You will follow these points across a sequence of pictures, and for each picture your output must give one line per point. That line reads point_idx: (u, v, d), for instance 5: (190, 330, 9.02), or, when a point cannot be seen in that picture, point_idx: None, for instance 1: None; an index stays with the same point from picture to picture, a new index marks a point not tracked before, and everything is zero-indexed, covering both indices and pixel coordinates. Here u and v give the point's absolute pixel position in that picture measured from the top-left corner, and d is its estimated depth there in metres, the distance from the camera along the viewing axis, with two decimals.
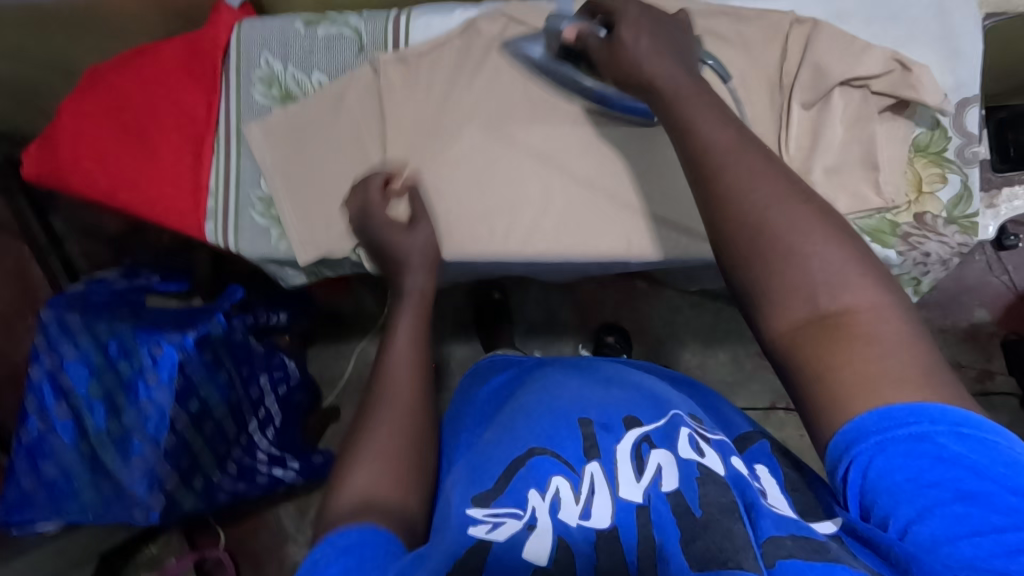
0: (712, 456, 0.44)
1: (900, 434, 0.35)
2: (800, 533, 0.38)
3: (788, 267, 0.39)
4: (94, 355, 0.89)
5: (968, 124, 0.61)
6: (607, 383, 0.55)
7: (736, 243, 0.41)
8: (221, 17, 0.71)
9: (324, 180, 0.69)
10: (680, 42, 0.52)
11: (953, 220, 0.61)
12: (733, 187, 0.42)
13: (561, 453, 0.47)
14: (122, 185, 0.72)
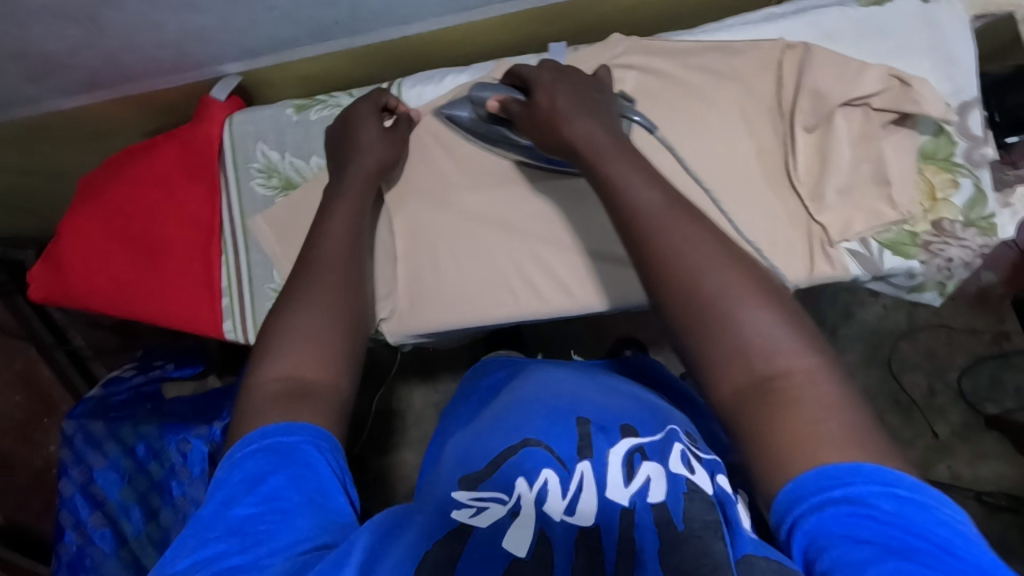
0: (702, 473, 0.45)
1: (837, 499, 0.34)
2: (775, 556, 0.37)
3: (724, 336, 0.41)
4: (123, 460, 0.88)
5: (973, 127, 0.61)
6: (606, 390, 0.55)
7: (674, 309, 0.42)
8: (212, 113, 0.71)
9: (298, 219, 0.69)
10: (601, 101, 0.54)
11: (971, 223, 0.61)
12: (666, 250, 0.43)
13: (554, 447, 0.46)
14: (135, 295, 0.71)
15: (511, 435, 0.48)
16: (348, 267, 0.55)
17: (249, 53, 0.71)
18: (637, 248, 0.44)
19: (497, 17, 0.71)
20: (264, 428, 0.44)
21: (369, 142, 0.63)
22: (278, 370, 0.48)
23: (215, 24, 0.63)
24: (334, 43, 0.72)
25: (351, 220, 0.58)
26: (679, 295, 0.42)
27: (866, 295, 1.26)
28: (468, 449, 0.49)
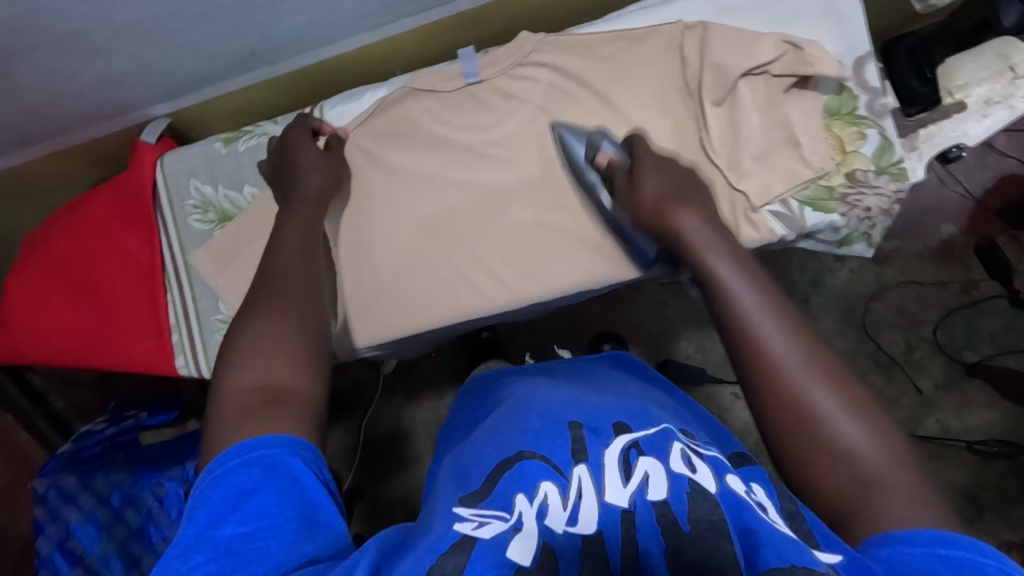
0: (704, 472, 0.44)
1: (915, 552, 0.36)
2: (801, 562, 0.36)
3: (826, 439, 0.43)
4: (100, 511, 0.87)
5: (869, 78, 0.63)
6: (597, 393, 0.56)
7: (781, 415, 0.45)
8: (142, 155, 0.72)
9: (250, 251, 0.70)
10: (699, 192, 0.60)
11: (882, 170, 0.63)
12: (775, 359, 0.46)
13: (550, 456, 0.48)
14: (84, 343, 0.72)
15: (505, 450, 0.50)
16: (308, 279, 0.54)
17: (174, 92, 0.73)
18: (746, 349, 0.48)
19: (410, 31, 0.73)
20: (242, 443, 0.42)
21: (309, 168, 0.64)
22: (249, 379, 0.46)
23: (132, 66, 0.65)
24: (256, 74, 0.73)
25: (304, 230, 0.58)
26: (782, 400, 0.45)
27: (832, 261, 1.28)
28: (468, 465, 0.51)
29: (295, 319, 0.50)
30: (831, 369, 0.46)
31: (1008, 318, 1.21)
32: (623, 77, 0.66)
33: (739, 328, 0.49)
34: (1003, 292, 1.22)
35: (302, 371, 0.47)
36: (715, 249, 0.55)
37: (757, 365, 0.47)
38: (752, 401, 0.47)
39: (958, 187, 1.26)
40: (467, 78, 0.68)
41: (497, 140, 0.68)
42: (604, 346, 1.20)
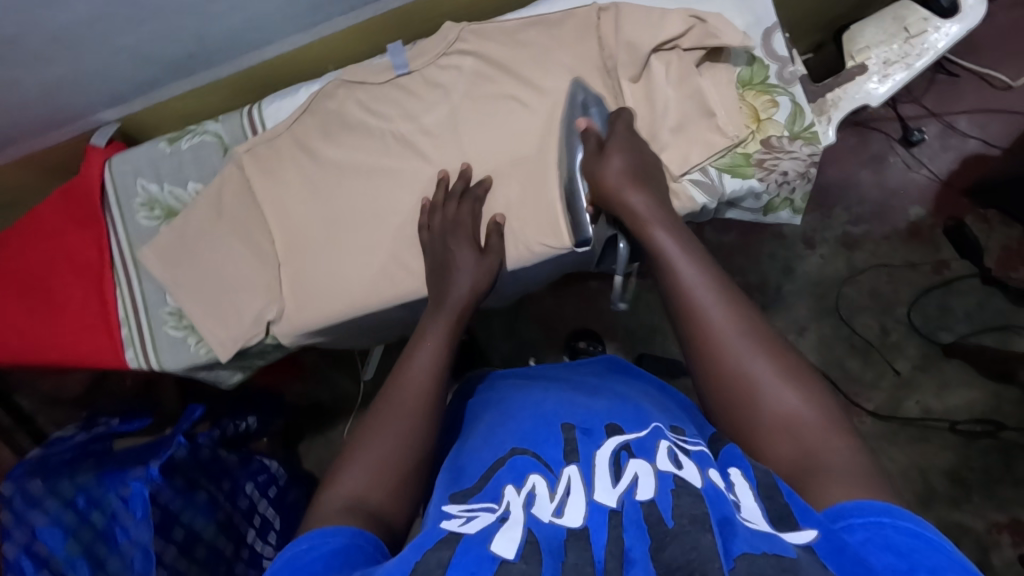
0: (689, 468, 0.44)
1: (881, 521, 0.39)
2: (772, 550, 0.35)
3: (762, 402, 0.48)
4: (65, 514, 0.88)
5: (777, 49, 0.66)
6: (591, 397, 0.64)
7: (730, 395, 0.50)
8: (91, 158, 0.75)
9: (221, 260, 0.72)
10: (663, 191, 0.62)
11: (796, 136, 0.65)
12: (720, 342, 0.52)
13: (541, 455, 0.53)
14: (35, 342, 0.74)
15: (500, 450, 0.56)
16: (430, 405, 0.57)
17: (121, 98, 0.76)
18: (695, 337, 0.53)
19: (345, 29, 0.76)
20: (316, 531, 0.45)
21: (461, 274, 0.64)
22: (344, 492, 0.49)
23: (73, 72, 0.68)
24: (198, 76, 0.76)
25: (438, 357, 0.60)
26: (729, 380, 0.50)
27: (802, 248, 1.30)
28: (462, 465, 0.57)
29: (409, 444, 0.53)
30: (761, 339, 0.51)
31: (982, 297, 1.23)
32: (547, 60, 0.68)
33: (682, 307, 0.55)
34: (975, 272, 1.23)
35: (386, 485, 0.50)
36: (657, 222, 0.59)
37: (699, 340, 0.53)
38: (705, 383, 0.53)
39: (922, 169, 1.29)
40: (398, 69, 0.71)
41: (429, 128, 0.70)
42: None
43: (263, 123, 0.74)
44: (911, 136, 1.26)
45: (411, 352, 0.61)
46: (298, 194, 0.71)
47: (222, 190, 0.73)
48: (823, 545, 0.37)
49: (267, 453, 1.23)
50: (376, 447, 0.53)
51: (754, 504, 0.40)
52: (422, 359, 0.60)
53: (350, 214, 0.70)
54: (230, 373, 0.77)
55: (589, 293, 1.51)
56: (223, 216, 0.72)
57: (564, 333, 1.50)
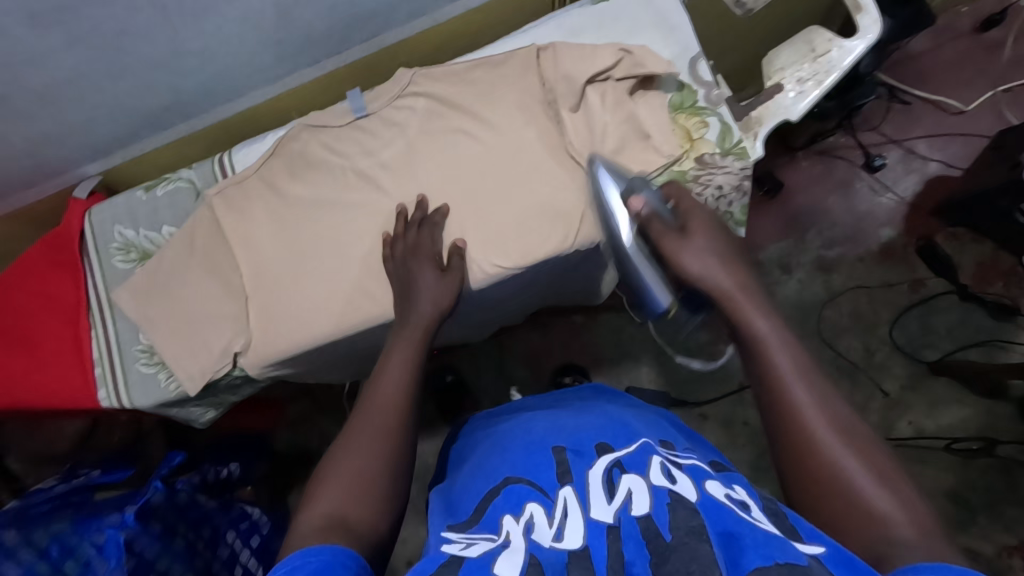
0: (684, 482, 0.44)
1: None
2: (783, 560, 0.36)
3: (841, 504, 0.45)
4: (37, 564, 0.87)
5: (703, 75, 0.71)
6: (578, 413, 0.63)
7: (802, 477, 0.48)
8: (73, 209, 0.80)
9: (204, 300, 0.75)
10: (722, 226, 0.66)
11: (727, 152, 0.69)
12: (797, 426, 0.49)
13: (537, 480, 0.52)
14: (10, 384, 0.76)
15: (494, 479, 0.55)
16: (400, 416, 0.58)
17: (102, 151, 0.82)
18: (771, 413, 0.52)
19: (310, 80, 0.83)
20: (309, 547, 0.45)
21: (425, 304, 0.67)
22: (322, 509, 0.50)
23: (55, 127, 0.74)
24: (175, 130, 0.83)
25: (407, 372, 0.62)
26: (806, 462, 0.48)
27: (779, 273, 1.32)
28: (458, 499, 0.56)
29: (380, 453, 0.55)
30: (857, 436, 0.48)
31: (963, 314, 1.24)
32: (494, 97, 0.74)
33: (766, 386, 0.53)
34: (952, 288, 1.25)
35: (362, 501, 0.51)
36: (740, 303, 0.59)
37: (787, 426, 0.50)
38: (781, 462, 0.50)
39: (889, 193, 1.33)
40: (355, 112, 0.77)
41: (390, 164, 0.75)
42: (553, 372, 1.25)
43: (233, 167, 0.80)
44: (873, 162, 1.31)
45: (380, 373, 0.62)
46: (265, 232, 0.75)
47: (194, 231, 0.77)
48: (830, 557, 0.38)
49: (250, 501, 1.23)
50: (354, 460, 0.54)
51: (760, 518, 0.41)
52: (392, 375, 0.62)
53: (314, 247, 0.74)
54: (201, 410, 0.80)
55: (572, 328, 1.54)
56: (196, 255, 0.76)
57: (550, 370, 1.51)
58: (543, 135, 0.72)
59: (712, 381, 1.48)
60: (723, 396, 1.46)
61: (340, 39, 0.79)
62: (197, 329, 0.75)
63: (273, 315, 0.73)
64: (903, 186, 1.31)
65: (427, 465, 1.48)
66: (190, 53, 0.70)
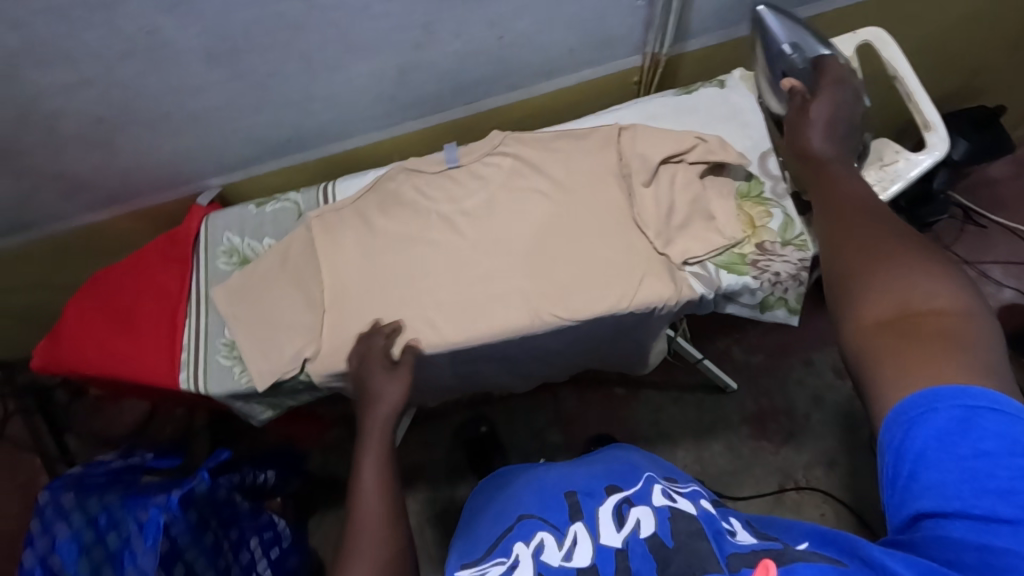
0: (684, 502, 0.55)
1: (946, 405, 0.40)
2: (761, 548, 0.48)
3: (870, 287, 0.49)
4: (85, 531, 0.94)
5: (772, 168, 0.77)
6: (588, 462, 0.66)
7: (849, 261, 0.52)
8: (193, 213, 0.91)
9: (284, 310, 0.83)
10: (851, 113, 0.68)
11: (787, 242, 0.73)
12: (855, 229, 0.54)
13: (548, 517, 0.57)
14: (107, 357, 0.85)
15: (508, 520, 0.59)
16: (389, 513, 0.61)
17: (227, 169, 0.94)
18: (831, 219, 0.57)
19: (413, 132, 0.94)
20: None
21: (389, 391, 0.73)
22: None
23: (196, 144, 0.86)
24: (290, 158, 0.94)
25: (379, 469, 0.65)
26: (857, 248, 0.52)
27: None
28: (474, 539, 0.61)
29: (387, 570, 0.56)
30: (915, 238, 0.51)
31: None
32: (572, 165, 0.81)
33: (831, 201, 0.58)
34: None
35: None
36: (836, 157, 0.64)
37: (834, 226, 0.56)
38: (830, 253, 0.54)
39: None
40: (449, 162, 0.86)
41: (472, 211, 0.83)
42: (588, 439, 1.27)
43: (334, 195, 0.90)
44: None
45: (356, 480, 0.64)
46: (351, 256, 0.82)
47: (289, 245, 0.85)
48: (815, 542, 0.46)
49: (276, 511, 1.27)
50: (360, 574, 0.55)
51: (744, 530, 0.52)
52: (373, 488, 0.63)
53: (394, 276, 0.81)
54: (261, 409, 0.86)
55: (611, 400, 1.54)
56: (286, 268, 0.85)
57: (584, 438, 1.51)
58: (612, 205, 0.78)
59: (749, 477, 1.43)
60: (760, 494, 1.41)
61: (445, 101, 0.90)
62: (274, 333, 0.82)
63: (346, 333, 0.79)
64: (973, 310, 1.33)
65: (449, 511, 1.47)
66: (320, 97, 0.82)
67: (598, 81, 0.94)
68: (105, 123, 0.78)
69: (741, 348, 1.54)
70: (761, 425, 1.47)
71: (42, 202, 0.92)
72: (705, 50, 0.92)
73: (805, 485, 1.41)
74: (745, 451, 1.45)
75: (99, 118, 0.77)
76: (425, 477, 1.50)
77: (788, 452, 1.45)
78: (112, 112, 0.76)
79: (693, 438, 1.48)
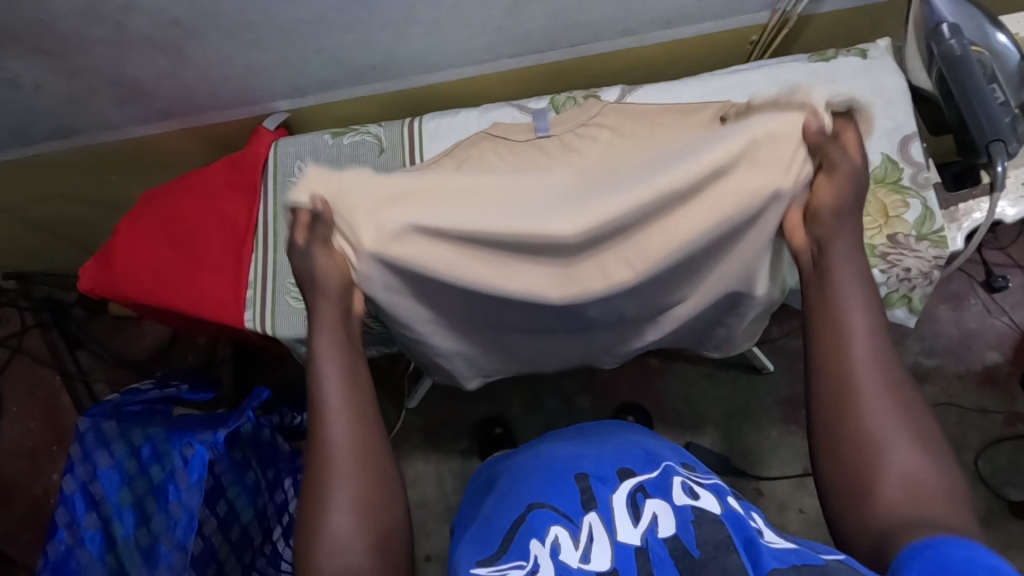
0: (706, 499, 0.55)
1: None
2: (801, 560, 0.47)
3: (881, 467, 0.46)
4: (128, 461, 0.91)
5: (914, 155, 0.71)
6: (601, 441, 0.66)
7: (852, 464, 0.48)
8: (261, 137, 0.83)
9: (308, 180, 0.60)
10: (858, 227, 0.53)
11: (923, 236, 0.68)
12: (854, 409, 0.48)
13: (560, 506, 0.57)
14: (164, 286, 0.79)
15: (519, 505, 0.59)
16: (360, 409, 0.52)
17: (299, 92, 0.85)
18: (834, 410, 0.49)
19: (505, 73, 0.86)
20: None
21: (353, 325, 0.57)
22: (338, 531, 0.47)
23: (274, 62, 0.77)
24: (369, 87, 0.86)
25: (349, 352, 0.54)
26: (849, 446, 0.48)
27: None
28: (488, 525, 0.60)
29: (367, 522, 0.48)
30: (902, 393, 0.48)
31: None
32: None
33: (830, 355, 0.50)
34: None
35: (371, 516, 0.48)
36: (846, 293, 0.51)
37: (848, 450, 0.48)
38: (836, 450, 0.49)
39: (1003, 316, 1.37)
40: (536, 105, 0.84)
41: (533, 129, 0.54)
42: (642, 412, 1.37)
43: (421, 134, 0.82)
44: (994, 282, 1.36)
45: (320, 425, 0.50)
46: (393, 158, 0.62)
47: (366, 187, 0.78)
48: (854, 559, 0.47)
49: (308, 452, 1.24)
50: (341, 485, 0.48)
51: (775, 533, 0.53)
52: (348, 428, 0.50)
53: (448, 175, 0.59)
54: None
55: (645, 370, 1.52)
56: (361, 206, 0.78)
57: (614, 405, 1.49)
58: None
59: (775, 460, 1.43)
60: (783, 477, 1.41)
61: (548, 41, 0.81)
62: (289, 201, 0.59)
63: (387, 212, 0.51)
64: (1021, 312, 1.36)
65: (469, 466, 1.46)
66: (419, 22, 0.74)
67: (713, 37, 0.85)
68: (180, 26, 0.69)
69: (780, 331, 1.52)
70: (793, 410, 1.47)
71: (93, 108, 0.83)
72: (837, 14, 0.84)
73: None
74: (772, 432, 1.46)
75: (175, 20, 0.68)
76: (449, 428, 1.48)
77: None
78: (192, 15, 0.67)
79: (724, 416, 1.47)
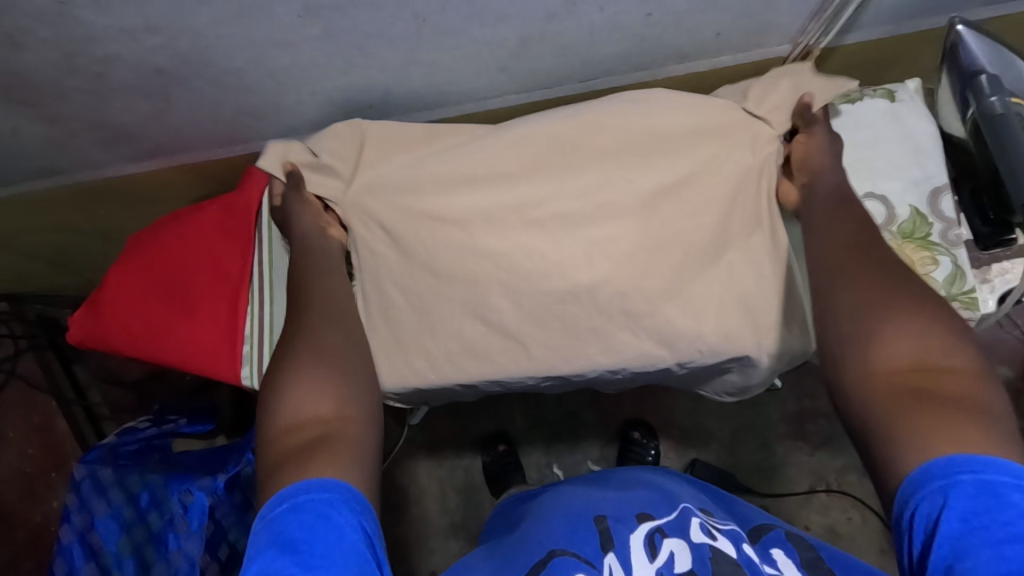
0: (723, 540, 0.54)
1: (958, 519, 0.41)
2: None
3: (882, 334, 0.52)
4: (125, 509, 0.89)
5: (945, 209, 0.67)
6: (621, 487, 0.64)
7: (843, 337, 0.55)
8: (253, 180, 0.79)
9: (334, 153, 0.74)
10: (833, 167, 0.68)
11: (953, 297, 0.65)
12: (849, 289, 0.56)
13: (581, 552, 0.53)
14: (158, 339, 0.76)
15: (536, 550, 0.55)
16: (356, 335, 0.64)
17: (293, 130, 0.81)
18: (827, 292, 0.58)
19: (508, 105, 0.81)
20: (288, 488, 0.48)
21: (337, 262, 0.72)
22: (307, 414, 0.54)
23: (268, 104, 0.73)
24: None
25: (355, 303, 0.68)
26: (849, 321, 0.55)
27: None
28: (512, 555, 0.58)
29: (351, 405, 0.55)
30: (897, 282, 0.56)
31: None
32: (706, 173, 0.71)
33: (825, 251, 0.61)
34: None
35: (343, 411, 0.55)
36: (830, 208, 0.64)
37: (849, 329, 0.54)
38: (832, 330, 0.56)
39: (1016, 331, 1.34)
40: None
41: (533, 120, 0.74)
42: (635, 433, 1.40)
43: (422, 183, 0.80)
44: None
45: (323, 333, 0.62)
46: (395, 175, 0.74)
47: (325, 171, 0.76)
48: None
49: None
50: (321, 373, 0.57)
51: None
52: (343, 350, 0.61)
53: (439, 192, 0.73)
54: None
55: (650, 385, 1.47)
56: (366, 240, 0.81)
57: (619, 421, 1.45)
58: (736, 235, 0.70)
59: (783, 476, 1.40)
60: (791, 493, 1.38)
61: (555, 77, 0.76)
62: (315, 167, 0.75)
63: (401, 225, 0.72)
64: None
65: (473, 483, 1.43)
66: (418, 64, 0.69)
67: (731, 69, 0.80)
68: (164, 74, 0.65)
69: None
70: (801, 426, 1.42)
71: (75, 149, 0.78)
72: (863, 44, 0.79)
73: (836, 488, 1.38)
74: (778, 448, 1.41)
75: (158, 68, 0.63)
76: (451, 445, 1.45)
77: (822, 455, 1.41)
78: (177, 64, 0.63)
79: (731, 433, 1.42)
